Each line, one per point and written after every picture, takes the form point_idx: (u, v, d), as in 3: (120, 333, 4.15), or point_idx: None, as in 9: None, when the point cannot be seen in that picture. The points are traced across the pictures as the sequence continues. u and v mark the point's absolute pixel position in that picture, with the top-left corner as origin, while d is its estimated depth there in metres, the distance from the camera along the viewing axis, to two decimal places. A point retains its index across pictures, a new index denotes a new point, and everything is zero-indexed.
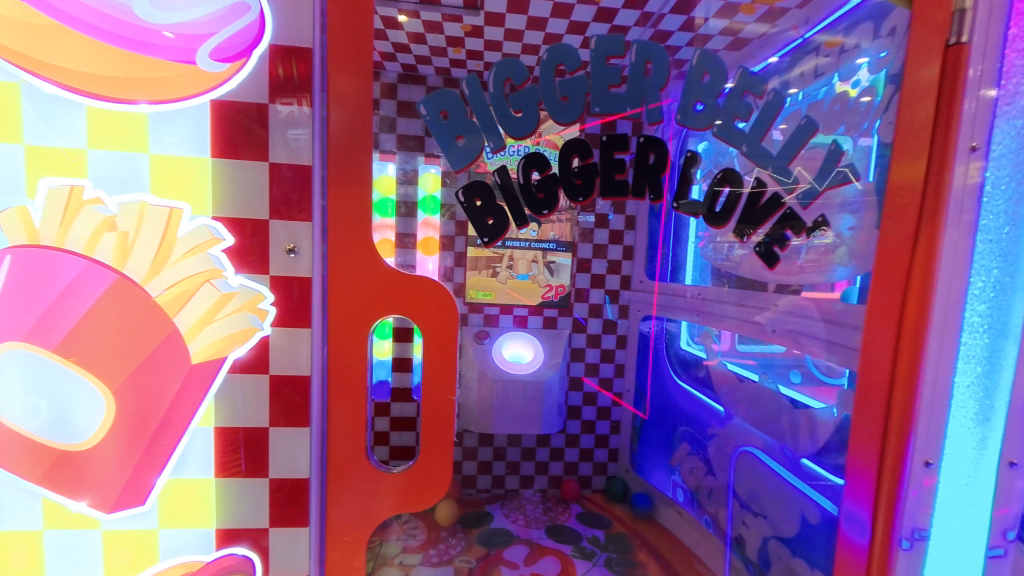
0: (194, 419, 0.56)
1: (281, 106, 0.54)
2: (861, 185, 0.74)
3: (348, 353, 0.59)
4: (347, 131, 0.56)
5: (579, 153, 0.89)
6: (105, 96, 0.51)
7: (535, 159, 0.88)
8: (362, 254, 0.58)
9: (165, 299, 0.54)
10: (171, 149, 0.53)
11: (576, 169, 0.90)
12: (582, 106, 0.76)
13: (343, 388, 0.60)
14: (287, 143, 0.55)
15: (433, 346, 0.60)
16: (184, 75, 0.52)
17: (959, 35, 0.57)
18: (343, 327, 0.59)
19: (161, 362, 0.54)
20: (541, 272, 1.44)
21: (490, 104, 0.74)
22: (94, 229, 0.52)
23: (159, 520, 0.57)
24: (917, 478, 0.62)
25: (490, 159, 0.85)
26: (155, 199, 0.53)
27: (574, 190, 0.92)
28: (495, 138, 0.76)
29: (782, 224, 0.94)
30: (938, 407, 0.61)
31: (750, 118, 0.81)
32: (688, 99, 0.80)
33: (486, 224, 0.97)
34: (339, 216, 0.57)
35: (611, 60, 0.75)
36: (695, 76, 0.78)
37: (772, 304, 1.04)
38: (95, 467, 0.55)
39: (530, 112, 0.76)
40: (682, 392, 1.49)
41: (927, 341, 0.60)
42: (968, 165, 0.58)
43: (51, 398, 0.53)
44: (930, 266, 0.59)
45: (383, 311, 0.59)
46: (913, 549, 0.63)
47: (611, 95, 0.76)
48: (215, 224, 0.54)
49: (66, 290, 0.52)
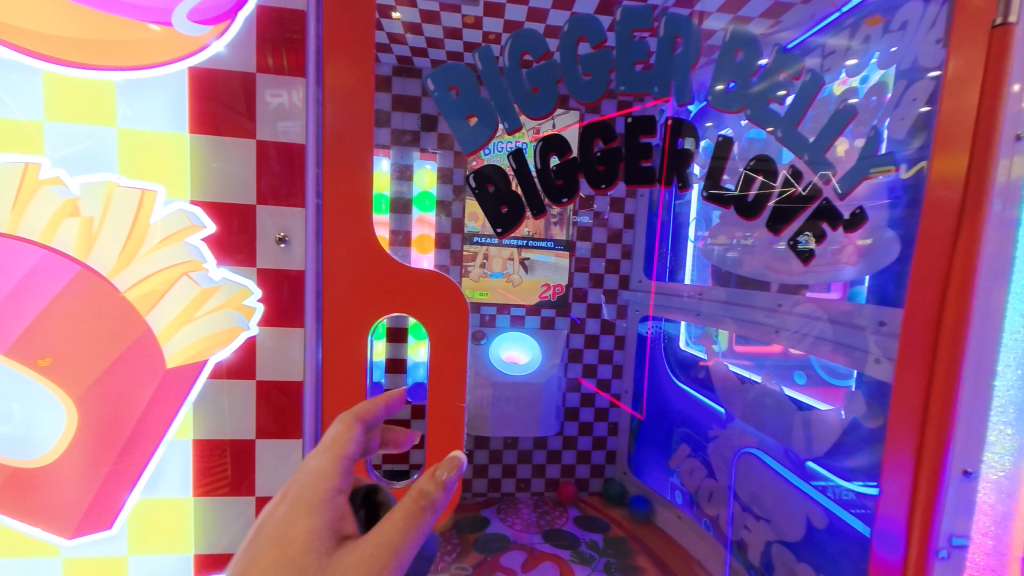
0: (170, 430, 0.50)
1: (269, 96, 0.49)
2: (897, 176, 0.69)
3: (341, 367, 0.50)
4: (343, 118, 0.48)
5: (602, 135, 0.81)
6: (65, 61, 0.44)
7: (553, 142, 0.79)
8: (355, 247, 0.50)
9: (135, 296, 0.47)
10: (152, 127, 0.47)
11: (598, 154, 0.81)
12: (606, 83, 0.73)
13: (338, 398, 0.51)
14: (277, 135, 0.49)
15: (442, 354, 0.54)
16: (164, 44, 0.46)
17: (1006, 16, 0.54)
18: (333, 331, 0.50)
19: (131, 367, 0.48)
20: (518, 271, 1.08)
21: (505, 83, 0.69)
22: (53, 214, 0.45)
23: (129, 546, 0.51)
24: (954, 487, 0.59)
25: (488, 155, 0.77)
26: (126, 180, 0.46)
27: (595, 177, 0.82)
28: (510, 118, 0.70)
29: (815, 217, 0.84)
30: (977, 411, 0.58)
31: (785, 101, 0.78)
32: (719, 82, 0.76)
33: (500, 212, 0.81)
34: (333, 215, 0.49)
35: (636, 33, 0.71)
36: (730, 57, 0.74)
37: (773, 304, 0.99)
38: (55, 488, 0.48)
39: (549, 88, 0.71)
40: (677, 393, 1.44)
41: (967, 345, 0.57)
42: (1012, 157, 0.55)
43: (19, 401, 0.46)
44: (972, 263, 0.56)
45: (380, 310, 0.51)
46: (949, 559, 0.60)
47: (636, 74, 0.74)
48: (195, 210, 0.48)
49: (21, 284, 0.45)
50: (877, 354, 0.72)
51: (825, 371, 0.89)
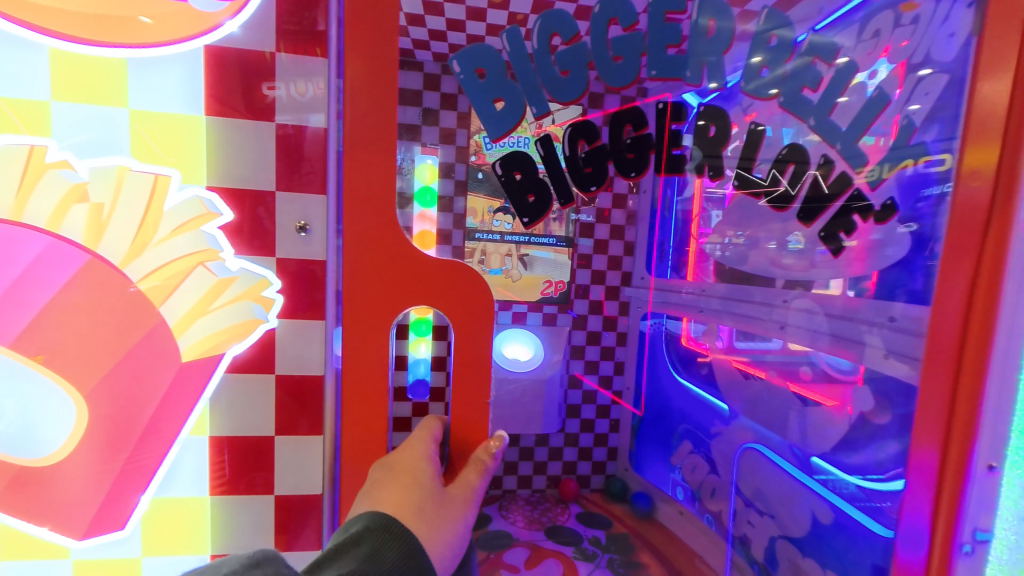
0: (183, 428, 0.48)
1: (268, 89, 0.47)
2: (931, 167, 0.65)
3: (363, 362, 0.48)
4: (366, 94, 0.45)
5: (634, 122, 0.83)
6: (70, 36, 0.42)
7: (585, 126, 0.77)
8: (378, 235, 0.47)
9: (149, 286, 0.45)
10: (164, 107, 0.45)
11: (627, 141, 0.83)
12: (636, 68, 0.68)
13: (361, 395, 0.49)
14: (275, 130, 0.47)
15: (464, 356, 0.51)
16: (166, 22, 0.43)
17: None
18: (354, 330, 0.47)
19: (142, 362, 0.46)
20: (516, 267, 0.88)
21: (534, 67, 0.65)
22: (60, 199, 0.43)
23: (143, 547, 0.49)
24: (980, 482, 0.58)
25: (490, 150, 0.74)
26: (137, 164, 0.44)
27: (626, 165, 0.85)
28: (539, 105, 0.66)
29: (845, 210, 0.83)
30: (1004, 408, 0.57)
31: (819, 88, 0.77)
32: (755, 66, 0.73)
33: (526, 202, 0.80)
34: (355, 201, 0.47)
35: (669, 16, 0.65)
36: (768, 42, 0.70)
37: (777, 300, 0.99)
38: (62, 490, 0.46)
39: (579, 71, 0.66)
40: (675, 388, 1.41)
41: (995, 338, 0.56)
42: None
43: (23, 397, 0.43)
44: (1002, 255, 0.55)
45: (403, 302, 0.48)
46: (973, 555, 0.59)
47: (668, 58, 0.68)
48: (211, 197, 0.46)
49: (25, 273, 0.43)
50: (885, 348, 0.72)
51: (830, 366, 0.89)
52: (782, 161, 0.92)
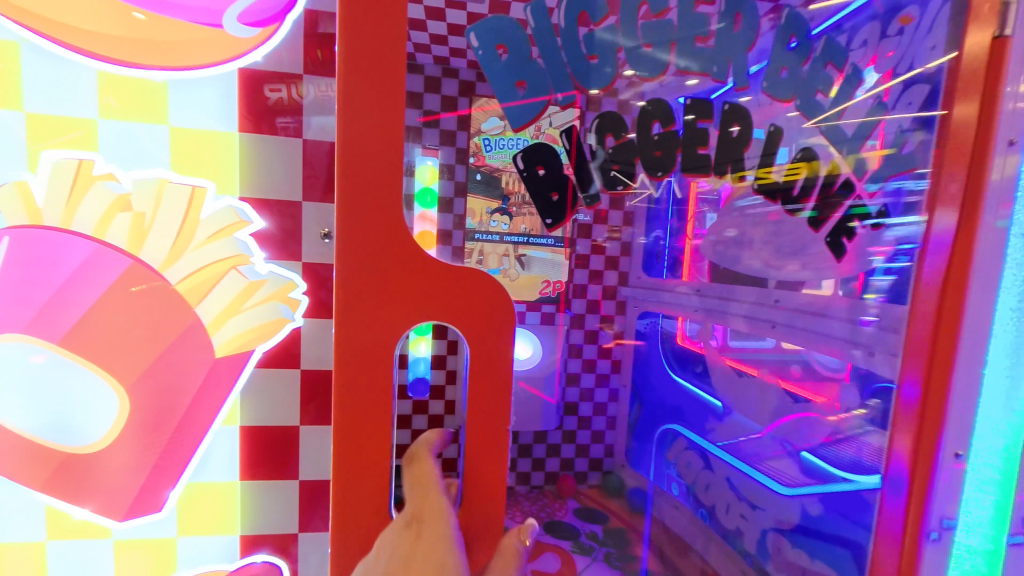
0: (217, 420, 0.61)
1: (270, 90, 0.60)
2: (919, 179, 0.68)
3: (376, 322, 0.53)
4: (367, 75, 0.51)
5: (661, 118, 0.72)
6: (115, 60, 0.56)
7: (610, 119, 0.73)
8: (389, 207, 0.53)
9: (184, 288, 0.58)
10: (206, 124, 0.59)
11: (656, 139, 0.73)
12: (667, 55, 0.68)
13: (371, 352, 0.54)
14: (276, 129, 0.61)
15: (475, 317, 0.55)
16: (158, 23, 0.55)
17: (1004, 28, 0.61)
18: (366, 301, 0.52)
19: (181, 356, 0.59)
20: (511, 269, 0.64)
21: (562, 50, 0.63)
22: (105, 209, 0.56)
23: (178, 528, 0.63)
24: (949, 468, 0.66)
25: (490, 152, 0.63)
26: (176, 176, 0.58)
27: (652, 164, 0.75)
28: (564, 90, 0.65)
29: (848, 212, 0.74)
30: (969, 403, 0.65)
31: (831, 91, 0.71)
32: (774, 66, 0.70)
33: (551, 201, 0.67)
34: (364, 174, 0.51)
35: (698, 6, 0.67)
36: (785, 40, 0.68)
37: (771, 300, 0.84)
38: (104, 472, 0.59)
39: (607, 57, 0.67)
40: (672, 393, 1.03)
41: (960, 337, 0.64)
42: (1006, 159, 0.62)
43: (70, 398, 0.57)
44: (967, 264, 0.63)
45: (417, 265, 0.54)
46: (939, 539, 0.67)
47: (698, 51, 0.68)
48: (242, 207, 0.60)
49: (71, 275, 0.56)
50: (867, 348, 0.73)
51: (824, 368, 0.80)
52: (794, 169, 0.75)
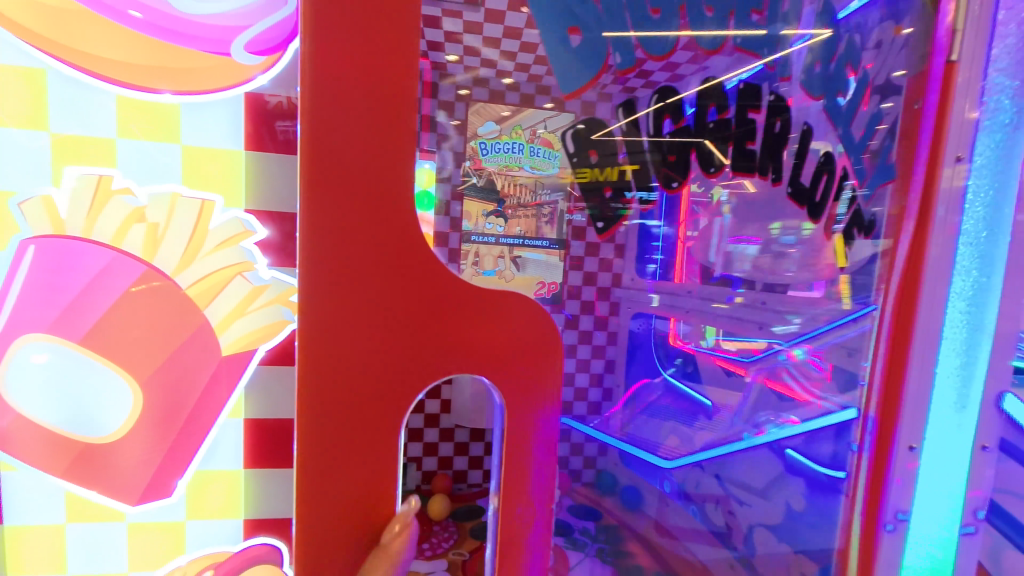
0: (223, 412, 0.67)
1: (270, 97, 0.66)
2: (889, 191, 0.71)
3: (366, 333, 0.51)
4: (343, 74, 0.49)
5: (715, 101, 0.77)
6: (133, 85, 0.61)
7: (667, 99, 0.74)
8: (381, 211, 0.50)
9: (194, 291, 0.65)
10: (213, 144, 0.65)
11: (711, 125, 0.78)
12: (726, 25, 0.72)
13: (364, 365, 0.51)
14: (276, 134, 0.66)
15: (481, 319, 0.55)
16: (178, 55, 0.62)
17: (951, 55, 0.64)
18: (358, 311, 0.51)
19: (193, 352, 0.65)
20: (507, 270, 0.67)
21: (626, 13, 0.68)
22: (124, 219, 0.62)
23: (187, 512, 0.68)
24: (903, 461, 0.71)
25: (485, 155, 0.63)
26: (187, 191, 0.64)
27: (704, 157, 0.79)
28: (626, 58, 0.69)
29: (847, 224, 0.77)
30: (921, 395, 0.70)
31: (847, 94, 0.75)
32: (810, 58, 0.76)
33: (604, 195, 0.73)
34: (352, 177, 0.49)
35: None
36: (824, 35, 0.75)
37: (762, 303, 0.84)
38: (123, 458, 0.65)
39: (670, 16, 0.69)
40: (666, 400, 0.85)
41: (913, 339, 0.69)
42: (955, 171, 0.67)
43: (87, 389, 0.63)
44: (918, 270, 0.68)
45: (411, 270, 0.52)
46: (896, 531, 0.72)
47: (752, 28, 0.73)
48: (246, 217, 0.66)
49: (92, 281, 0.62)
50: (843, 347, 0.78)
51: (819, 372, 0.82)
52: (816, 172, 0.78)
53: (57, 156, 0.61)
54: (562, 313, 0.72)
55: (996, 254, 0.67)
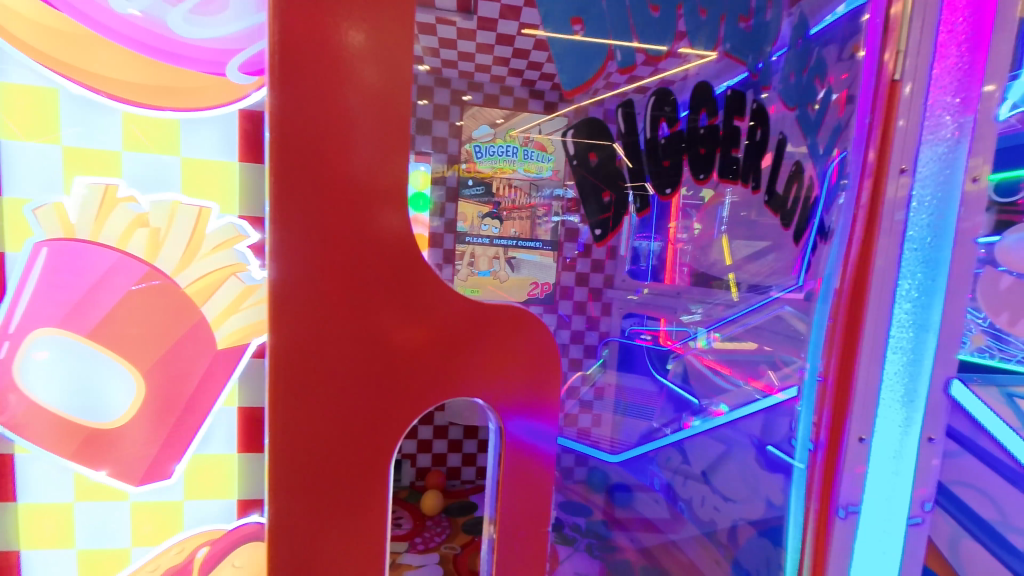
0: (219, 401, 0.73)
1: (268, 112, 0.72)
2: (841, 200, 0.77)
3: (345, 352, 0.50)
4: (311, 85, 0.47)
5: (708, 108, 0.80)
6: (139, 102, 0.67)
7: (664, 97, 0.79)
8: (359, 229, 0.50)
9: (192, 290, 0.70)
10: (212, 156, 0.70)
11: (703, 131, 0.81)
12: (716, 26, 0.76)
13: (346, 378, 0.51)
14: None
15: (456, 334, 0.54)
16: (180, 76, 0.68)
17: (896, 74, 0.70)
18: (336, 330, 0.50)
19: (191, 346, 0.71)
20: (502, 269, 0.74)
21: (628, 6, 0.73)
22: (128, 225, 0.67)
23: (184, 493, 0.74)
24: (852, 449, 0.76)
25: (479, 158, 0.69)
26: (187, 199, 0.70)
27: (699, 162, 0.82)
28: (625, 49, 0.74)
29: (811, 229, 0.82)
30: (870, 390, 0.75)
31: (817, 104, 0.80)
32: (785, 70, 0.81)
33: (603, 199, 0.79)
34: (330, 193, 0.48)
35: None
36: (796, 46, 0.80)
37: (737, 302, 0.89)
38: (126, 443, 0.70)
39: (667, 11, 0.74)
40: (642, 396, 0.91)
41: (861, 336, 0.74)
42: (898, 184, 0.72)
43: (92, 380, 0.68)
44: (865, 274, 0.73)
45: (391, 286, 0.51)
46: (847, 518, 0.77)
47: (740, 32, 0.78)
48: (241, 223, 0.72)
49: (98, 281, 0.67)
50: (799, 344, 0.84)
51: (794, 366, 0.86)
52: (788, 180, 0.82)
53: (67, 165, 0.66)
54: (556, 312, 0.80)
55: (942, 261, 0.72)
